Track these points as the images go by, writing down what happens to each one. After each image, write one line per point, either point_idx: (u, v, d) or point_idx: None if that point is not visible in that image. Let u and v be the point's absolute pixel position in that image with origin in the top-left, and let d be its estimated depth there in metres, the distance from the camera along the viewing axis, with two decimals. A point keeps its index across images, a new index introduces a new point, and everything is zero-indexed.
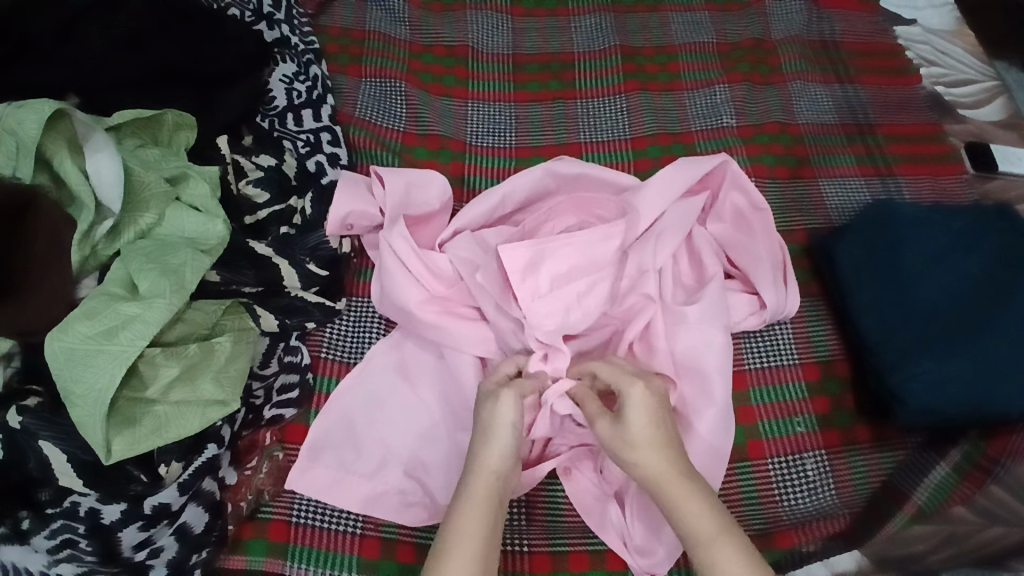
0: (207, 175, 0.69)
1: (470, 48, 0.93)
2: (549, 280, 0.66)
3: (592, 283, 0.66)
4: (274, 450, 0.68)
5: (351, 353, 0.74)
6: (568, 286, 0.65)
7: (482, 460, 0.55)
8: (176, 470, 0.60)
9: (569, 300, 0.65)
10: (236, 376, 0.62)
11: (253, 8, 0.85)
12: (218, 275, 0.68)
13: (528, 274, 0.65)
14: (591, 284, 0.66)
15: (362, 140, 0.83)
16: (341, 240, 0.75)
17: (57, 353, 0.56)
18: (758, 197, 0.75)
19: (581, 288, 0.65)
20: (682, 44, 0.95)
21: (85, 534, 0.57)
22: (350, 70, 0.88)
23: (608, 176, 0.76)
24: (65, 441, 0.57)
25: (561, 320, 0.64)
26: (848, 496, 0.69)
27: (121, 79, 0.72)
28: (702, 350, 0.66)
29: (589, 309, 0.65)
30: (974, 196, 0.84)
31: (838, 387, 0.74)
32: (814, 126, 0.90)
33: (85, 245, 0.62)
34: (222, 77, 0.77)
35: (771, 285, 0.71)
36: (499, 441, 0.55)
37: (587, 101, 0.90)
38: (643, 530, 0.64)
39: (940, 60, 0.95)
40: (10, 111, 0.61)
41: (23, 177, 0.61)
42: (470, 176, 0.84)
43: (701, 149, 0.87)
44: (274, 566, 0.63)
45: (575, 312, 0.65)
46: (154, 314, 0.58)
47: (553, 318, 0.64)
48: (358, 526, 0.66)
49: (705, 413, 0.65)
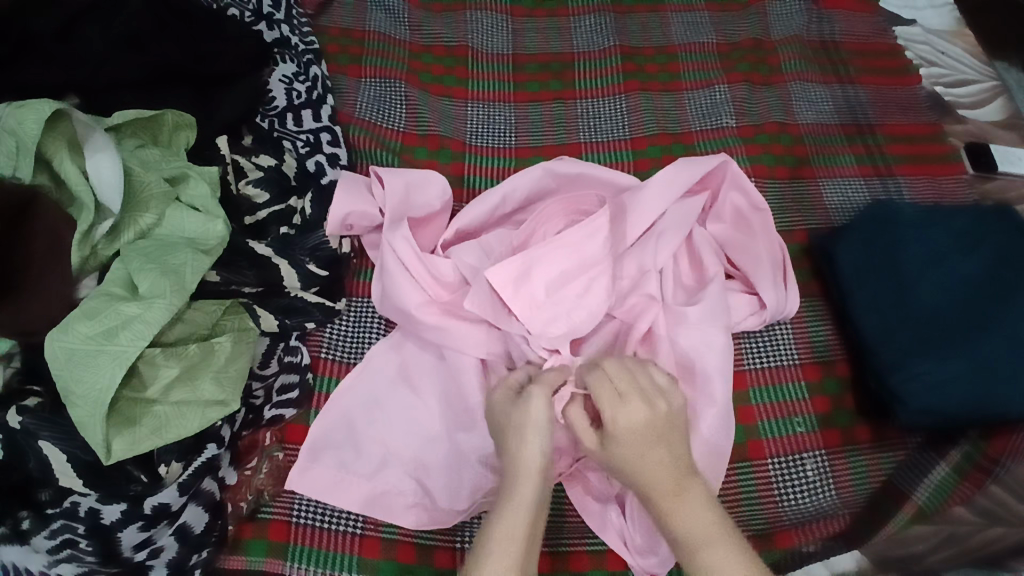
0: (207, 175, 0.69)
1: (471, 49, 0.93)
2: (547, 283, 0.65)
3: (589, 282, 0.65)
4: (274, 450, 0.68)
5: (351, 353, 0.74)
6: (566, 288, 0.65)
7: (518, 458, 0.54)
8: (176, 470, 0.60)
9: (570, 302, 0.65)
10: (236, 376, 0.62)
11: (253, 8, 0.85)
12: (218, 275, 0.68)
13: (526, 279, 0.64)
14: (589, 283, 0.66)
15: (362, 140, 0.83)
16: (341, 240, 0.75)
17: (58, 353, 0.56)
18: (757, 197, 0.75)
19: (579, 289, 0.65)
20: (682, 44, 0.95)
21: (85, 534, 0.57)
22: (350, 70, 0.88)
23: (608, 176, 0.76)
24: (65, 441, 0.57)
25: (567, 324, 0.64)
26: (848, 496, 0.69)
27: (121, 79, 0.72)
28: (703, 350, 0.66)
29: (593, 310, 0.65)
30: (974, 196, 0.85)
31: (838, 387, 0.74)
32: (814, 126, 0.90)
33: (84, 245, 0.62)
34: (222, 77, 0.77)
35: (771, 286, 0.71)
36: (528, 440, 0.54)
37: (587, 101, 0.91)
38: (644, 530, 0.63)
39: (940, 60, 0.96)
40: (10, 111, 0.61)
41: (23, 177, 0.61)
42: (470, 176, 0.84)
43: (701, 149, 0.87)
44: (274, 567, 0.63)
45: (578, 312, 0.65)
46: (154, 315, 0.58)
47: (558, 323, 0.64)
48: (359, 526, 0.66)
49: (705, 413, 0.65)
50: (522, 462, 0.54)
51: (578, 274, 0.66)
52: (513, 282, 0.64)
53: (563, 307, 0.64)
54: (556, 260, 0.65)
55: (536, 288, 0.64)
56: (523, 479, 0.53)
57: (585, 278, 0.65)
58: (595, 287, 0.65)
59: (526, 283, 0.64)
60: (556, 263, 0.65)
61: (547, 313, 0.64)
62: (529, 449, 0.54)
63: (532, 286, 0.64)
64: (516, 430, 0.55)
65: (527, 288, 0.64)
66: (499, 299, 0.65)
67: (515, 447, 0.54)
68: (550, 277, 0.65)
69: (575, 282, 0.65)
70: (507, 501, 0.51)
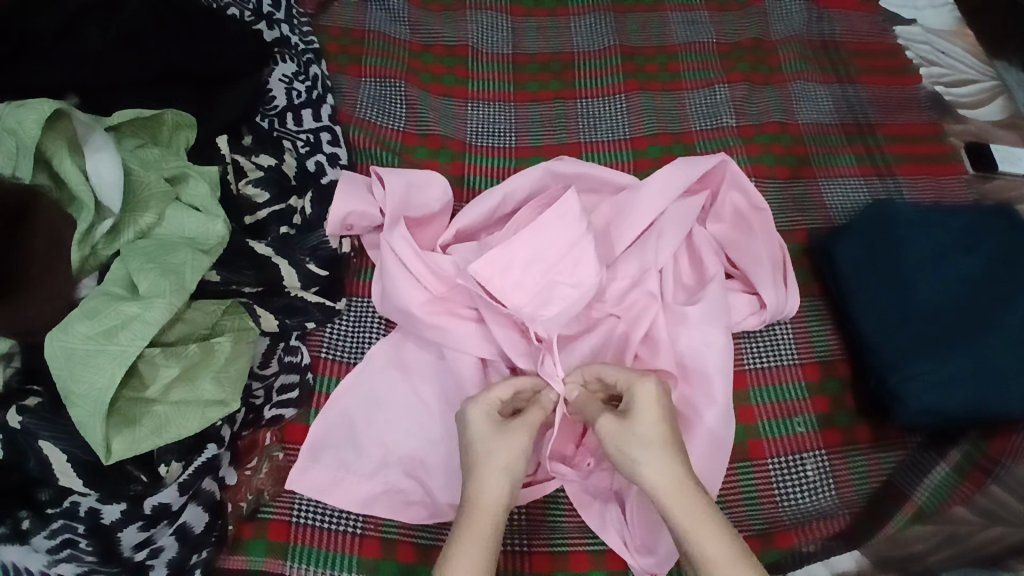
0: (207, 175, 0.69)
1: (470, 49, 0.93)
2: (534, 268, 0.63)
3: (577, 262, 0.64)
4: (274, 450, 0.68)
5: (351, 353, 0.74)
6: (555, 271, 0.64)
7: (478, 495, 0.52)
8: (176, 470, 0.60)
9: (561, 284, 0.64)
10: (236, 376, 0.62)
11: (253, 7, 0.85)
12: (218, 275, 0.67)
13: (524, 271, 0.63)
14: (577, 262, 0.64)
15: (362, 140, 0.83)
16: (341, 240, 0.75)
17: (57, 352, 0.56)
18: (757, 197, 0.75)
19: (571, 272, 0.64)
20: (682, 44, 0.95)
21: (85, 534, 0.57)
22: (350, 70, 0.88)
23: (608, 176, 0.76)
24: (66, 441, 0.56)
25: (563, 305, 0.63)
26: (848, 496, 0.69)
27: (120, 79, 0.72)
28: (703, 350, 0.67)
29: (587, 290, 0.64)
30: (974, 196, 0.84)
31: (838, 387, 0.74)
32: (814, 126, 0.90)
33: (85, 245, 0.62)
34: (221, 77, 0.77)
35: (771, 285, 0.71)
36: (503, 473, 0.53)
37: (587, 101, 0.90)
38: (643, 530, 0.64)
39: (940, 60, 0.96)
40: (10, 111, 0.61)
41: (23, 177, 0.60)
42: (470, 176, 0.84)
43: (701, 149, 0.86)
44: (275, 567, 0.64)
45: (576, 295, 0.63)
46: (154, 315, 0.58)
47: (551, 306, 0.63)
48: (359, 526, 0.66)
49: (704, 412, 0.66)
50: (486, 500, 0.52)
51: (563, 257, 0.64)
52: (512, 285, 0.63)
53: (558, 292, 0.63)
54: (543, 241, 0.63)
55: (527, 276, 0.63)
56: (484, 517, 0.51)
57: (571, 258, 0.64)
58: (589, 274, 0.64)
59: (511, 271, 0.63)
60: (545, 252, 0.63)
61: (545, 298, 0.63)
62: (498, 481, 0.52)
63: (519, 273, 0.63)
64: (485, 463, 0.53)
65: (512, 276, 0.63)
66: (488, 292, 0.64)
67: (476, 469, 0.53)
68: (546, 265, 0.63)
69: (563, 265, 0.64)
70: (471, 528, 0.50)
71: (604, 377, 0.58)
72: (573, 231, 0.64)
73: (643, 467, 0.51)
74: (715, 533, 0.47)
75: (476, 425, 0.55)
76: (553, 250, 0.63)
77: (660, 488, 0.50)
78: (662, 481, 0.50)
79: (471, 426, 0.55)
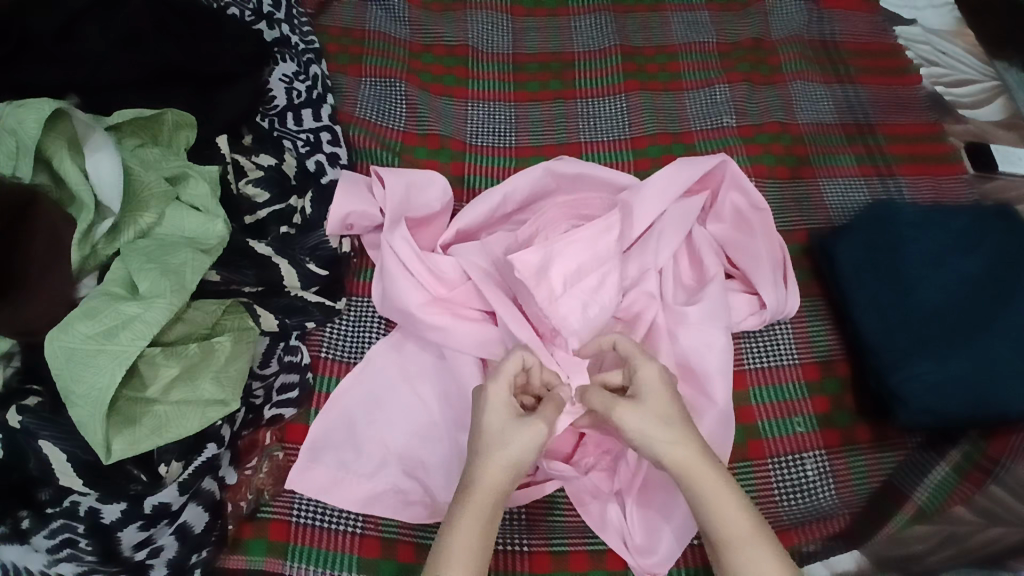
0: (207, 174, 0.69)
1: (471, 48, 0.93)
2: (565, 276, 0.64)
3: (604, 278, 0.65)
4: (274, 450, 0.68)
5: (351, 353, 0.74)
6: (581, 282, 0.64)
7: (480, 477, 0.51)
8: (176, 470, 0.60)
9: (585, 296, 0.64)
10: (236, 376, 0.62)
11: (253, 7, 0.85)
12: (218, 275, 0.68)
13: (544, 275, 0.64)
14: (603, 278, 0.65)
15: (362, 140, 0.83)
16: (340, 240, 0.75)
17: (57, 352, 0.56)
18: (757, 197, 0.74)
19: (593, 283, 0.64)
20: (683, 44, 0.95)
21: (85, 533, 0.57)
22: (350, 70, 0.88)
23: (608, 176, 0.76)
24: (65, 441, 0.56)
25: (586, 317, 0.63)
26: (848, 496, 0.69)
27: (118, 78, 0.72)
28: (703, 350, 0.66)
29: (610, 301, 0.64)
30: (974, 196, 0.85)
31: (838, 387, 0.74)
32: (814, 126, 0.90)
33: (85, 245, 0.62)
34: (221, 77, 0.77)
35: (771, 286, 0.71)
36: (512, 456, 0.51)
37: (587, 101, 0.90)
38: (643, 529, 0.65)
39: (940, 60, 0.96)
40: (10, 111, 0.61)
41: (23, 177, 0.60)
42: (470, 176, 0.84)
43: (701, 149, 0.86)
44: (274, 566, 0.64)
45: (594, 305, 0.64)
46: (154, 315, 0.58)
47: (576, 316, 0.63)
48: (358, 525, 0.66)
49: (706, 413, 0.66)
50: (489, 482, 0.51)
51: (593, 270, 0.65)
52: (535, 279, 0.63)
53: (577, 297, 0.64)
54: (573, 253, 0.65)
55: (554, 284, 0.64)
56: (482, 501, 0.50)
57: (600, 273, 0.65)
58: (603, 287, 0.64)
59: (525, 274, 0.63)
60: (572, 259, 0.64)
61: (559, 300, 0.63)
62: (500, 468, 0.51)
63: (549, 281, 0.63)
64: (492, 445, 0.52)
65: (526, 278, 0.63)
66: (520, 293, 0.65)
67: (484, 455, 0.52)
68: (565, 271, 0.64)
69: (591, 277, 0.65)
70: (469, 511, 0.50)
71: (617, 346, 0.59)
72: (601, 247, 0.66)
73: (667, 445, 0.51)
74: (743, 515, 0.48)
75: (495, 405, 0.54)
76: (570, 255, 0.64)
77: (690, 468, 0.50)
78: (691, 463, 0.50)
79: (490, 406, 0.54)
